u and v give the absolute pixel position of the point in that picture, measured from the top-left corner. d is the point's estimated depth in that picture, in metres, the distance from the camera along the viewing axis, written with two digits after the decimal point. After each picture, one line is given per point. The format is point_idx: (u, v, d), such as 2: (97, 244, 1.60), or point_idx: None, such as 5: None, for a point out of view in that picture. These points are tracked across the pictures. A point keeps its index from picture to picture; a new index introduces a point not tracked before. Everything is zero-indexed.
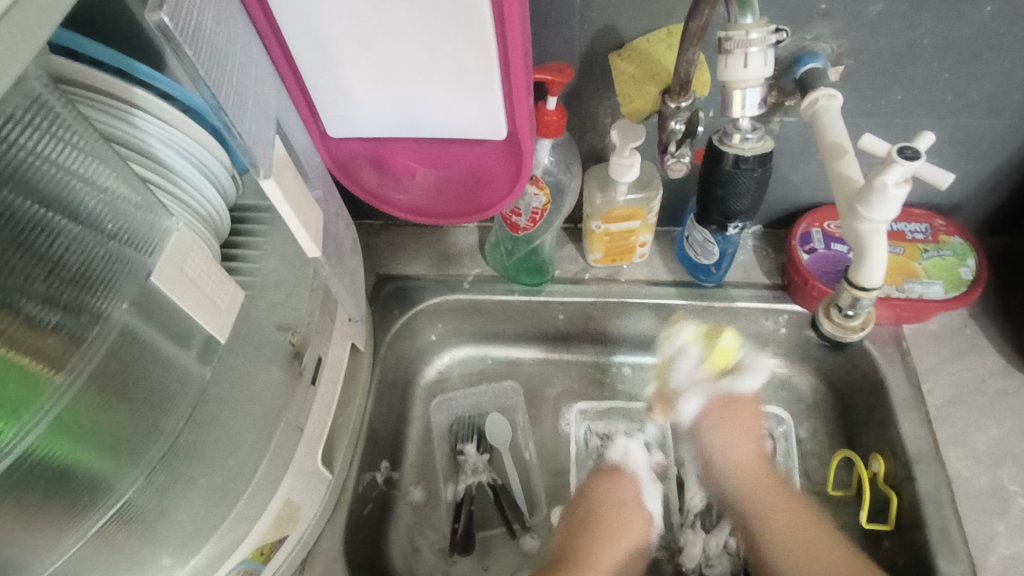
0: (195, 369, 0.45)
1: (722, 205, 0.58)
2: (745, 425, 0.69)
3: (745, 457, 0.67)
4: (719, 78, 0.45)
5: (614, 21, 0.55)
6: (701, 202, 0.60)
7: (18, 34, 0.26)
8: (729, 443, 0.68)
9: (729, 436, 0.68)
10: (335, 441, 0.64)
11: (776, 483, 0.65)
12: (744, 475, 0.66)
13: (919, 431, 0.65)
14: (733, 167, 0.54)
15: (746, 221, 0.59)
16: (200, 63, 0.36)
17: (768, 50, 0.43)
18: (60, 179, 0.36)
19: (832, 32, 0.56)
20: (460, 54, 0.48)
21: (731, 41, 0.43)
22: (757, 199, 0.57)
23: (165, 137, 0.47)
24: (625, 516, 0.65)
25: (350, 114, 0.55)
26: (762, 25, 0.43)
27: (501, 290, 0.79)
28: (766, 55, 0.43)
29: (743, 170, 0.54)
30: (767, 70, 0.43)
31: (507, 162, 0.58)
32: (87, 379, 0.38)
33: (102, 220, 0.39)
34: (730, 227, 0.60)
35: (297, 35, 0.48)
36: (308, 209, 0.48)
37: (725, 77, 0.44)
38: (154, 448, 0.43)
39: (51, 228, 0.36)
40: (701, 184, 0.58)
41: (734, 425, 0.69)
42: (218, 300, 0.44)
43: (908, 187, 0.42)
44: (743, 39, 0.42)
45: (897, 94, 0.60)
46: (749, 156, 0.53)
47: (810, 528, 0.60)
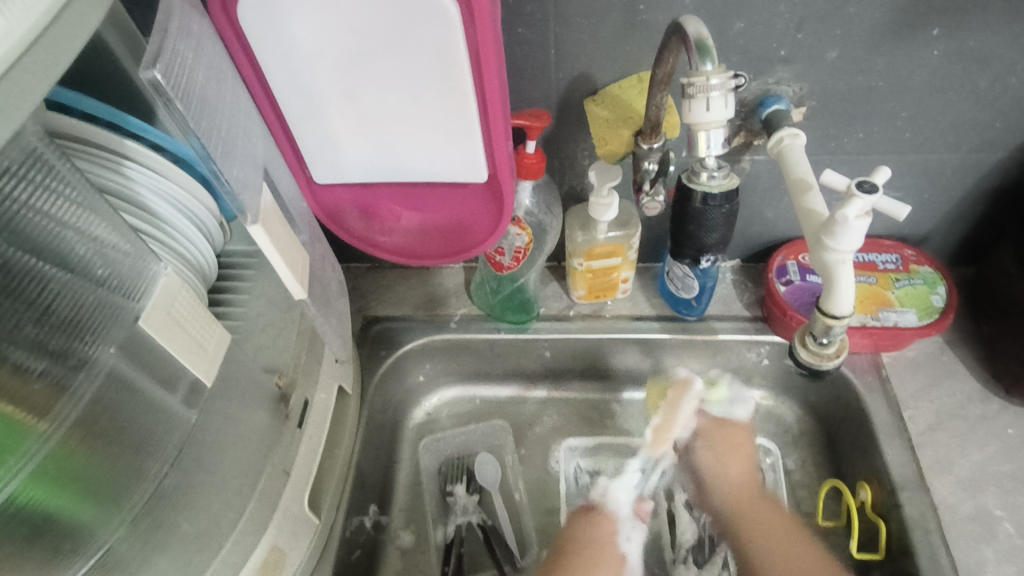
0: (180, 413, 0.45)
1: (694, 239, 0.60)
2: (741, 451, 0.72)
3: (735, 472, 0.70)
4: (685, 121, 0.47)
5: (588, 69, 0.58)
6: (675, 238, 0.61)
7: (17, 93, 0.27)
8: (730, 469, 0.70)
9: (727, 458, 0.71)
10: (322, 485, 0.64)
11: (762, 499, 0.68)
12: (732, 491, 0.69)
13: (903, 458, 0.66)
14: (702, 204, 0.56)
15: (718, 254, 0.61)
16: (189, 115, 0.37)
17: (729, 94, 0.45)
18: (50, 229, 0.37)
19: (793, 76, 0.59)
20: (441, 100, 0.50)
21: (694, 86, 0.45)
22: (727, 233, 0.59)
23: (155, 187, 0.48)
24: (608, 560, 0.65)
25: (335, 162, 0.57)
26: (722, 71, 0.45)
27: (487, 328, 0.80)
28: (728, 98, 0.46)
29: (711, 207, 0.56)
30: (729, 112, 0.46)
31: (489, 204, 0.59)
32: (72, 424, 0.38)
33: (92, 267, 0.40)
34: (703, 261, 0.62)
35: (284, 88, 0.50)
36: (294, 252, 0.49)
37: (690, 120, 0.47)
38: (138, 493, 0.43)
39: (38, 275, 0.37)
40: (675, 220, 0.60)
41: (726, 448, 0.72)
42: (205, 343, 0.43)
43: (869, 220, 0.44)
44: (704, 85, 0.44)
45: (859, 133, 0.63)
46: (716, 194, 0.55)
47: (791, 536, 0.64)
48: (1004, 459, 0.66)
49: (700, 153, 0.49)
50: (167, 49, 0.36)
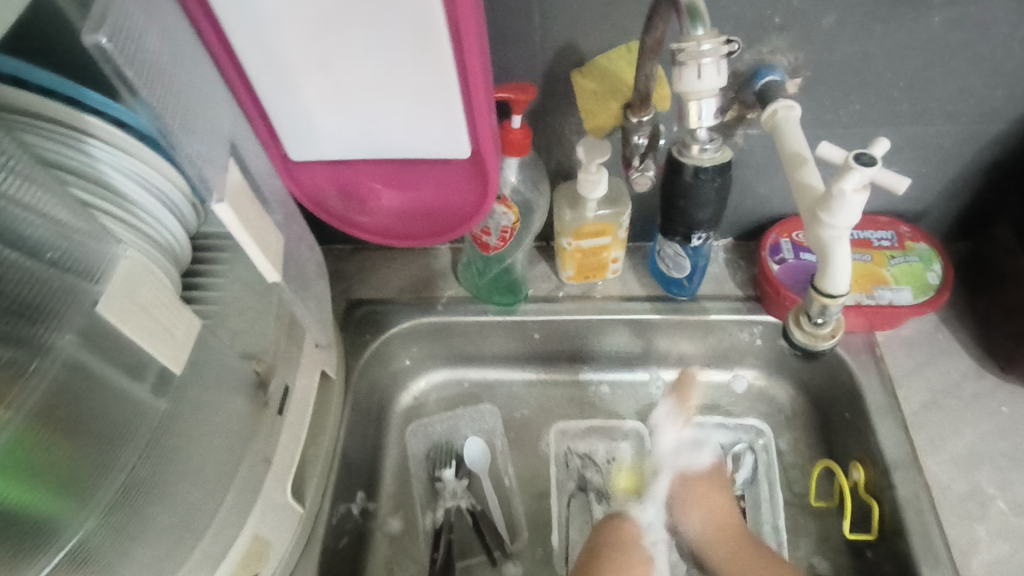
0: (148, 402, 0.42)
1: (685, 216, 0.57)
2: (710, 495, 0.70)
3: (707, 524, 0.68)
4: (675, 90, 0.45)
5: (574, 38, 0.56)
6: (666, 215, 0.59)
7: None
8: (701, 527, 0.68)
9: (694, 512, 0.69)
10: (306, 474, 0.63)
11: (749, 550, 0.66)
12: (725, 553, 0.66)
13: (897, 438, 0.65)
14: (693, 178, 0.53)
15: (710, 231, 0.59)
16: (141, 85, 0.35)
17: (721, 60, 0.42)
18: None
19: (787, 44, 0.56)
20: (420, 70, 0.48)
21: (684, 52, 0.42)
22: (719, 208, 0.57)
23: (121, 166, 0.46)
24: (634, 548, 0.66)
25: (311, 138, 0.54)
26: (714, 36, 0.42)
27: (474, 310, 0.78)
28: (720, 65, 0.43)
29: (703, 181, 0.53)
30: (721, 80, 0.43)
31: (473, 181, 0.57)
32: (30, 413, 0.35)
33: (43, 248, 0.36)
34: (694, 238, 0.60)
35: (253, 59, 0.47)
36: (268, 233, 0.46)
37: (680, 89, 0.44)
38: (109, 486, 0.40)
39: None
40: (665, 196, 0.58)
41: (700, 498, 0.70)
42: (173, 329, 0.40)
43: (865, 194, 0.42)
44: (695, 51, 0.42)
45: (854, 104, 0.61)
46: (708, 167, 0.53)
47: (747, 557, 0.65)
48: (998, 437, 0.65)
49: (691, 124, 0.47)
50: (115, 11, 0.33)
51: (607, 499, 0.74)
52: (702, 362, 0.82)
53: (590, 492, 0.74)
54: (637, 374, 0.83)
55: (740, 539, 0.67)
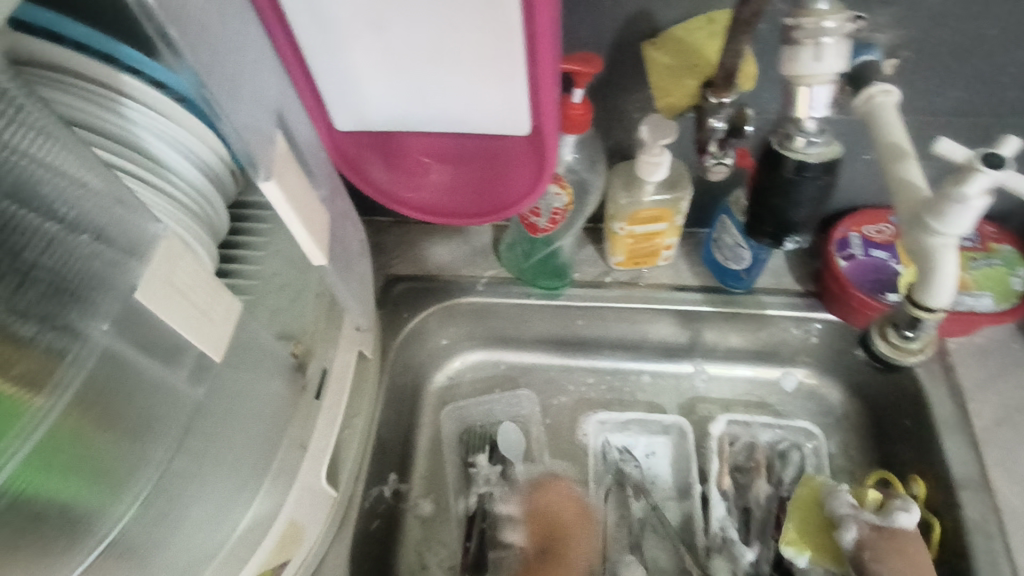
0: (186, 392, 0.40)
1: (776, 215, 0.50)
2: (912, 554, 0.57)
3: None
4: (784, 72, 0.40)
5: (649, 6, 0.50)
6: (754, 215, 0.52)
7: None
8: None
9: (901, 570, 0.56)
10: (340, 456, 0.61)
11: None
12: None
13: (965, 455, 0.61)
14: (794, 175, 0.46)
15: (802, 234, 0.52)
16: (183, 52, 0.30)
17: (845, 40, 0.37)
18: (37, 175, 0.31)
19: (889, 21, 0.50)
20: (482, 35, 0.43)
21: (801, 30, 0.37)
22: (817, 208, 0.49)
23: (158, 129, 0.42)
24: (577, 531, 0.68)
25: (359, 106, 0.50)
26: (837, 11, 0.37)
27: (517, 293, 0.75)
28: (841, 46, 0.38)
29: (805, 178, 0.46)
30: (842, 64, 0.38)
31: (528, 157, 0.53)
32: (71, 399, 0.33)
33: (84, 224, 0.33)
34: (784, 243, 0.53)
35: (302, 19, 0.43)
36: (315, 211, 0.43)
37: (791, 71, 0.39)
38: (144, 478, 0.39)
39: (38, 232, 0.31)
40: (754, 192, 0.51)
41: (902, 557, 0.57)
42: (213, 313, 0.38)
43: (988, 201, 0.37)
44: (815, 27, 0.37)
45: (955, 91, 0.55)
46: (813, 163, 0.46)
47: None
48: None
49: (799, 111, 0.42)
50: None
51: (645, 495, 0.71)
52: (751, 358, 0.78)
53: (628, 487, 0.71)
54: (681, 366, 0.79)
55: None
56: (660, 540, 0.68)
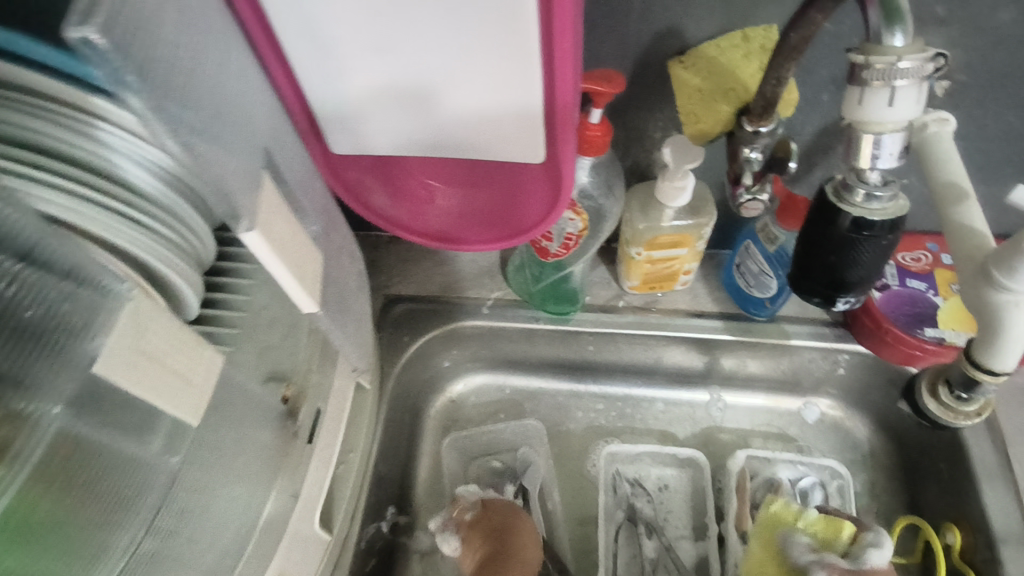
0: (161, 463, 0.35)
1: (829, 274, 0.43)
2: None
3: None
4: (847, 116, 0.34)
5: (678, 22, 0.45)
6: (800, 269, 0.46)
7: None
8: None
9: None
10: (335, 495, 0.57)
11: None
12: None
13: (1008, 506, 0.56)
14: (853, 231, 0.40)
15: (857, 296, 0.45)
16: (147, 93, 0.26)
17: (921, 84, 0.32)
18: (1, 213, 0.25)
19: (946, 40, 0.45)
20: (497, 59, 0.39)
21: (872, 70, 0.32)
22: (877, 270, 0.43)
23: (138, 155, 0.36)
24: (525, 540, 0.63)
25: (359, 131, 0.46)
26: (917, 48, 0.32)
27: (524, 317, 0.71)
28: (918, 88, 0.33)
29: (865, 237, 0.40)
30: (918, 108, 0.33)
31: (542, 185, 0.49)
32: (27, 478, 0.28)
33: (50, 271, 0.28)
34: (836, 303, 0.46)
35: (295, 39, 0.38)
36: (306, 255, 0.38)
37: (857, 116, 0.34)
38: (111, 561, 0.33)
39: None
40: (804, 245, 0.44)
41: None
42: (189, 375, 0.33)
43: None
44: (887, 68, 0.31)
45: (1012, 116, 0.50)
46: (875, 220, 0.40)
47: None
48: None
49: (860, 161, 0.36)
50: None
51: (657, 534, 0.67)
52: (771, 386, 0.73)
53: (639, 524, 0.68)
54: (697, 394, 0.75)
55: None
56: None
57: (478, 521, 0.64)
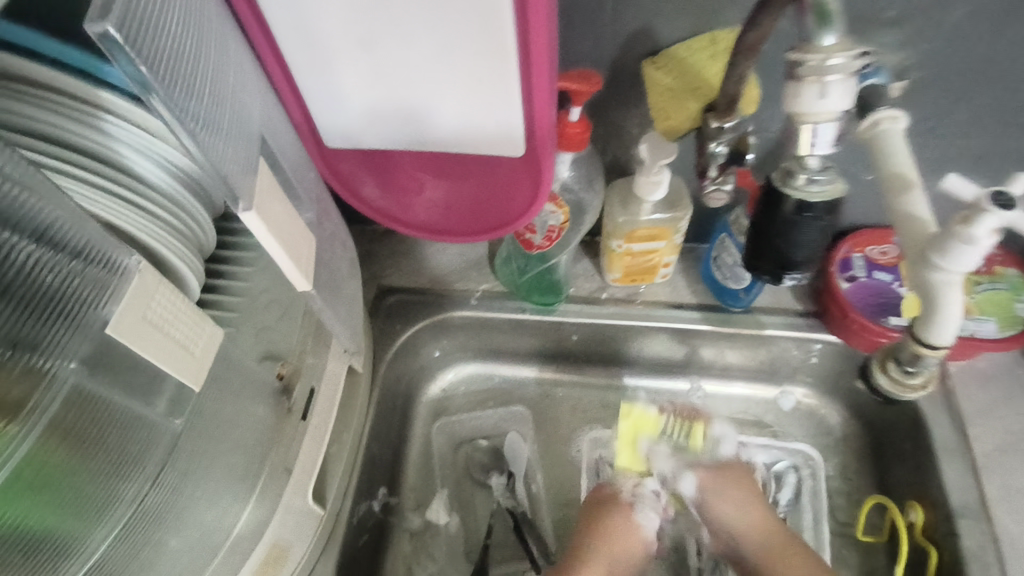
0: (163, 424, 0.38)
1: (779, 253, 0.49)
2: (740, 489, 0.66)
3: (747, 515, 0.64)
4: (787, 108, 0.38)
5: (651, 24, 0.49)
6: (754, 250, 0.51)
7: None
8: (736, 516, 0.64)
9: (733, 502, 0.65)
10: (328, 473, 0.60)
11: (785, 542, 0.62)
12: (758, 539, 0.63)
13: (965, 483, 0.60)
14: (795, 214, 0.46)
15: (804, 268, 0.51)
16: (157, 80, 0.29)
17: (852, 78, 0.35)
18: (16, 198, 0.28)
19: (897, 42, 0.49)
20: (477, 58, 0.42)
21: (806, 66, 0.35)
22: (821, 248, 0.49)
23: (141, 146, 0.40)
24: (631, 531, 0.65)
25: (350, 125, 0.49)
26: (847, 47, 0.35)
27: (511, 307, 0.74)
28: (850, 83, 0.36)
29: (806, 218, 0.46)
30: (850, 102, 0.36)
31: (524, 178, 0.52)
32: (42, 432, 0.31)
33: (64, 241, 0.30)
34: (787, 277, 0.52)
35: (291, 38, 0.42)
36: (301, 238, 0.41)
37: (794, 108, 0.37)
38: (116, 514, 0.37)
39: (12, 257, 0.28)
40: (755, 226, 0.50)
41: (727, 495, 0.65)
42: (191, 345, 0.37)
43: (996, 240, 0.36)
44: (819, 65, 0.35)
45: (964, 113, 0.53)
46: (815, 203, 0.45)
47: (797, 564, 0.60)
48: None
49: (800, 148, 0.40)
50: None
51: None
52: (748, 376, 0.76)
53: None
54: (677, 383, 0.78)
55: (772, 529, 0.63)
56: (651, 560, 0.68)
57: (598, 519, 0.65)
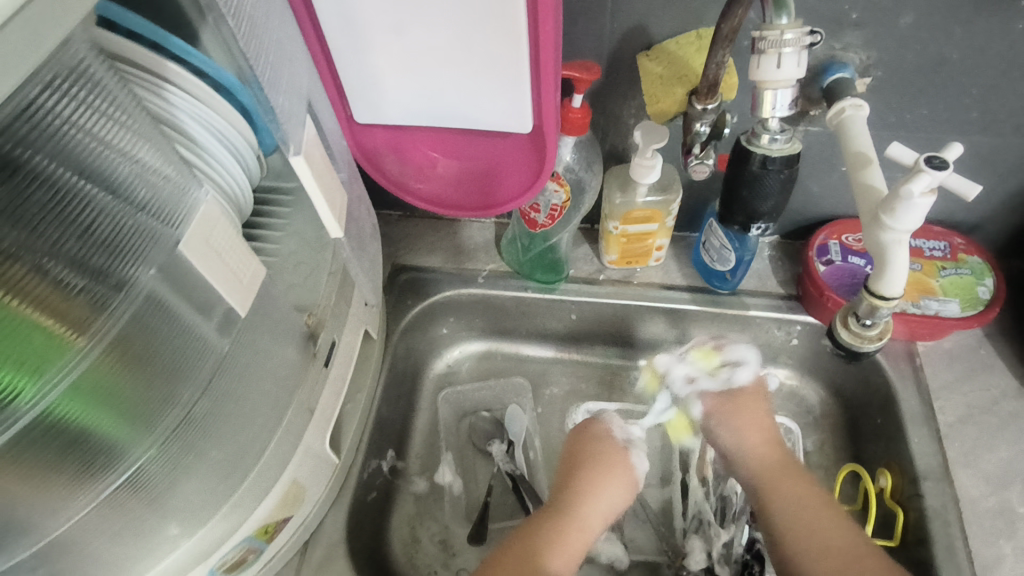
0: (215, 342, 0.45)
1: (745, 205, 0.56)
2: (756, 417, 0.71)
3: (756, 442, 0.69)
4: (751, 78, 0.46)
5: (644, 20, 0.55)
6: (725, 203, 0.58)
7: (52, 12, 0.27)
8: (739, 434, 0.70)
9: (740, 425, 0.70)
10: (344, 426, 0.65)
11: (787, 466, 0.66)
12: (761, 459, 0.68)
13: (928, 448, 0.65)
14: (760, 167, 0.52)
15: (769, 222, 0.57)
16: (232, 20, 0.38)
17: (802, 51, 0.43)
18: (91, 148, 0.35)
19: (862, 42, 0.56)
20: (491, 41, 0.48)
21: (766, 41, 0.44)
22: (782, 200, 0.55)
23: (196, 114, 0.45)
24: (624, 469, 0.69)
25: (377, 102, 0.55)
26: (797, 26, 0.43)
27: (515, 286, 0.79)
28: (800, 56, 0.44)
29: (770, 171, 0.52)
30: (800, 72, 0.44)
31: (529, 156, 0.58)
32: (109, 343, 0.37)
33: (133, 189, 0.38)
34: (752, 229, 0.59)
35: (332, 20, 0.48)
36: (334, 190, 0.48)
37: (757, 77, 0.45)
38: (170, 417, 0.43)
39: (83, 195, 0.35)
40: (726, 184, 0.57)
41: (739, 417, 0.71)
42: (241, 275, 0.44)
43: (933, 198, 0.42)
44: (777, 40, 0.43)
45: (923, 108, 0.60)
46: (776, 157, 0.52)
47: (796, 476, 0.65)
48: None
49: (763, 112, 0.48)
50: None
51: None
52: None
53: None
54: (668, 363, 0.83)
55: (777, 455, 0.68)
56: (641, 524, 0.73)
57: (588, 450, 0.70)
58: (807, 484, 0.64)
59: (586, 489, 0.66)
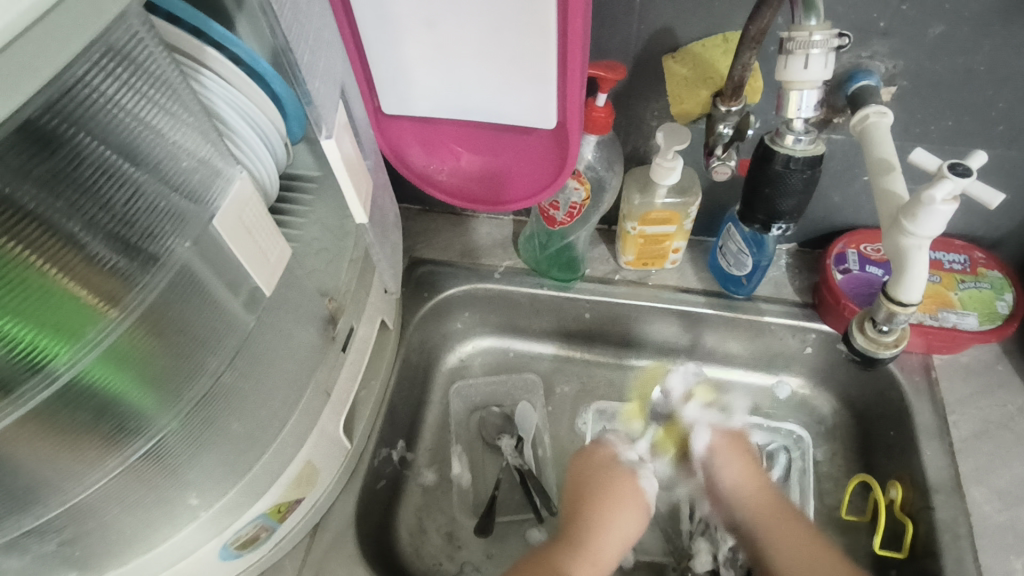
0: (241, 316, 0.46)
1: (767, 204, 0.56)
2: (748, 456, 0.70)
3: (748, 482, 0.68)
4: (777, 78, 0.47)
5: (671, 23, 0.56)
6: (747, 202, 0.58)
7: None
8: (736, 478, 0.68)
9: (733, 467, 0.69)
10: (357, 411, 0.66)
11: (786, 514, 0.65)
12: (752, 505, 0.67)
13: (941, 462, 0.65)
14: (783, 167, 0.53)
15: (789, 223, 0.58)
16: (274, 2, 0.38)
17: (829, 52, 0.44)
18: (132, 128, 0.36)
19: (888, 51, 0.56)
20: (521, 36, 0.49)
21: (794, 41, 0.44)
22: (804, 200, 0.56)
23: (229, 98, 0.46)
24: (635, 493, 0.67)
25: (405, 94, 0.56)
26: (826, 28, 0.44)
27: (531, 282, 0.80)
28: (828, 57, 0.45)
29: (792, 170, 0.53)
30: (826, 73, 0.45)
31: (551, 153, 0.59)
32: (140, 315, 0.38)
33: (169, 168, 0.38)
34: (773, 228, 0.59)
35: (366, 12, 0.50)
36: (360, 176, 0.50)
37: (784, 77, 0.46)
38: (198, 386, 0.44)
39: (122, 174, 0.36)
40: (749, 183, 0.57)
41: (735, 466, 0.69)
42: (269, 253, 0.45)
43: (955, 205, 0.42)
44: (805, 41, 0.43)
45: (948, 120, 0.60)
46: (799, 157, 0.52)
47: (788, 521, 0.64)
48: None
49: (788, 112, 0.48)
50: None
51: None
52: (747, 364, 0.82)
53: None
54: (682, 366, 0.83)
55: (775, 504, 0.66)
56: (649, 526, 0.73)
57: (597, 471, 0.68)
58: (800, 529, 0.63)
59: (598, 521, 0.64)
